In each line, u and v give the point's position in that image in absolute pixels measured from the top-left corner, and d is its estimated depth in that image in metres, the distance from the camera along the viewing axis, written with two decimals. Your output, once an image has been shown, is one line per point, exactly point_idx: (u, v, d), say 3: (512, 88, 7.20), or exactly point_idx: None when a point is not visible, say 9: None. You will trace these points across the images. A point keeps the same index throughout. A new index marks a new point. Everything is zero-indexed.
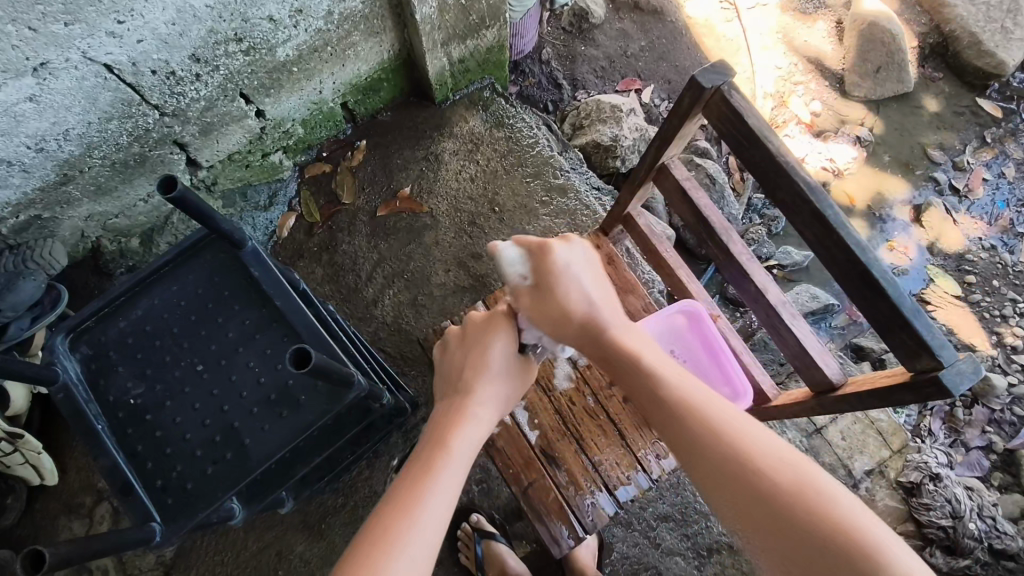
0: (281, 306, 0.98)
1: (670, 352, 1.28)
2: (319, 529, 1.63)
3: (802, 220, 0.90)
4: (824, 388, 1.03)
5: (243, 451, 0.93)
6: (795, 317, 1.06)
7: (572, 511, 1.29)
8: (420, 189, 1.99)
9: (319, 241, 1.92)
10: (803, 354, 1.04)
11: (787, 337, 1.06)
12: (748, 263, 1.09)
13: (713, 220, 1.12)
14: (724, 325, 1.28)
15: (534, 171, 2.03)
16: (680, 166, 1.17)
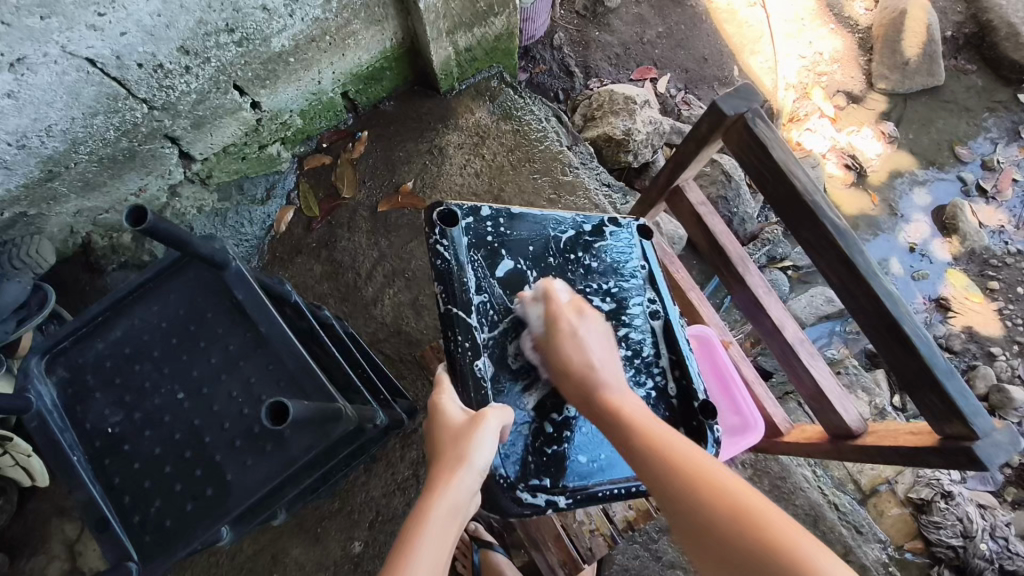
0: (266, 332, 0.92)
1: None
2: (315, 533, 1.62)
3: (825, 259, 0.83)
4: (841, 433, 0.94)
5: (226, 487, 0.87)
6: (813, 356, 1.00)
7: (569, 539, 1.24)
8: (423, 184, 1.92)
9: (318, 238, 1.87)
10: (819, 395, 0.97)
11: (804, 378, 0.99)
12: (764, 297, 1.02)
13: (728, 248, 1.06)
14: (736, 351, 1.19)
15: (542, 167, 1.95)
16: (697, 188, 1.10)
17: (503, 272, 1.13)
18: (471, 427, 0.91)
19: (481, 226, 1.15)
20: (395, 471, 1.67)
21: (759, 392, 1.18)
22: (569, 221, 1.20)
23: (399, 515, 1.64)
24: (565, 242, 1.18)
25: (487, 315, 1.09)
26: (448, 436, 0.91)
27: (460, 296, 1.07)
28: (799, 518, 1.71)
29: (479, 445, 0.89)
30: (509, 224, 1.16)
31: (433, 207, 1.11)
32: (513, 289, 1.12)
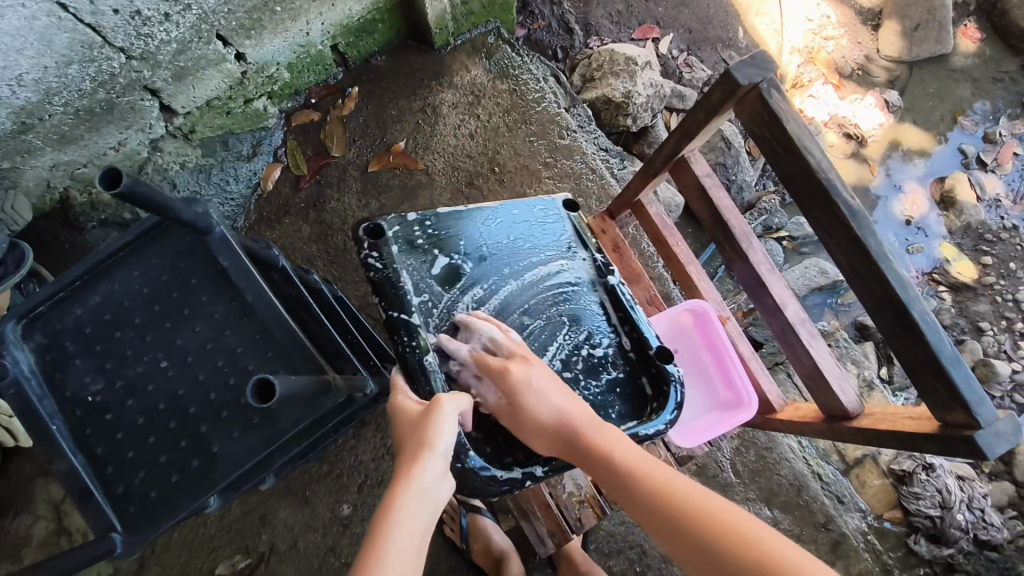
0: (252, 301, 0.89)
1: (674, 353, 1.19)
2: (304, 495, 1.64)
3: (835, 238, 0.81)
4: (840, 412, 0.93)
5: (212, 458, 0.85)
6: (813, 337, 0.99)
7: (558, 510, 1.24)
8: (415, 144, 1.86)
9: (307, 198, 1.81)
10: (815, 373, 0.96)
11: (801, 357, 0.98)
12: (766, 274, 0.99)
13: (733, 223, 1.02)
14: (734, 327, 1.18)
15: (538, 129, 1.89)
16: (702, 159, 1.06)
17: (440, 270, 1.12)
18: (431, 412, 0.91)
19: (410, 230, 1.14)
20: (384, 436, 1.68)
21: (752, 367, 1.16)
22: (495, 211, 1.20)
23: (388, 478, 1.66)
24: (495, 232, 1.18)
25: (430, 314, 1.08)
26: (409, 425, 0.92)
27: (399, 300, 1.07)
28: (782, 487, 1.74)
29: (440, 428, 0.89)
30: (435, 226, 1.15)
31: (361, 225, 1.11)
32: (452, 284, 1.12)
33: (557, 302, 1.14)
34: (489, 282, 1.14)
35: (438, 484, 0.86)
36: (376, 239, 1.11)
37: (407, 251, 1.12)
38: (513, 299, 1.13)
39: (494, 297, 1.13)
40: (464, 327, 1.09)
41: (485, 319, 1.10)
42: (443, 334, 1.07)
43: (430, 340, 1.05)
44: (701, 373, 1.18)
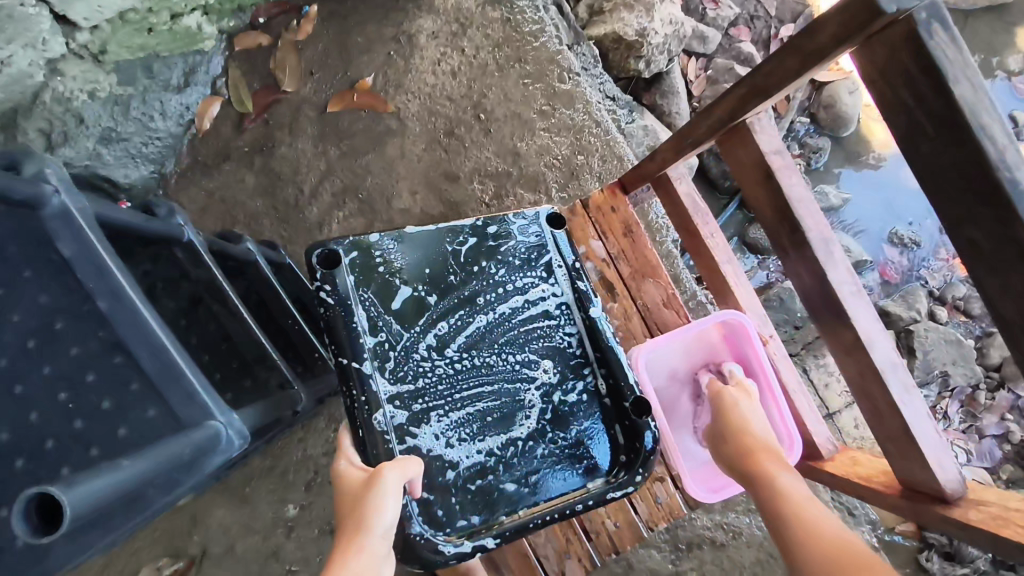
0: (106, 310, 0.62)
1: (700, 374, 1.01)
2: (242, 494, 1.39)
3: (992, 269, 0.59)
4: (928, 493, 0.73)
5: (40, 549, 0.55)
6: (907, 386, 0.76)
7: (538, 562, 1.04)
8: (385, 81, 1.54)
9: (252, 141, 1.50)
10: (905, 439, 0.74)
11: (888, 415, 0.76)
12: (851, 299, 0.77)
13: (808, 224, 0.78)
14: (775, 350, 1.00)
15: (535, 70, 1.57)
16: (769, 129, 0.82)
17: (401, 304, 0.89)
18: (366, 490, 0.72)
19: (369, 257, 0.90)
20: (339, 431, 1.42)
21: (798, 402, 0.97)
22: (468, 227, 0.94)
23: None
24: (465, 255, 0.93)
25: (385, 359, 0.87)
26: (345, 505, 0.73)
27: (351, 344, 0.85)
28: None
29: (376, 510, 0.70)
30: (398, 251, 0.91)
31: (311, 251, 0.87)
32: (415, 321, 0.89)
33: (530, 342, 0.92)
34: (457, 317, 0.91)
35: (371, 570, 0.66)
36: (316, 263, 0.87)
37: (360, 279, 0.89)
38: (482, 339, 0.90)
39: (462, 335, 0.90)
40: (424, 379, 0.87)
41: (446, 364, 0.88)
42: (398, 383, 0.87)
43: (382, 396, 0.85)
44: None
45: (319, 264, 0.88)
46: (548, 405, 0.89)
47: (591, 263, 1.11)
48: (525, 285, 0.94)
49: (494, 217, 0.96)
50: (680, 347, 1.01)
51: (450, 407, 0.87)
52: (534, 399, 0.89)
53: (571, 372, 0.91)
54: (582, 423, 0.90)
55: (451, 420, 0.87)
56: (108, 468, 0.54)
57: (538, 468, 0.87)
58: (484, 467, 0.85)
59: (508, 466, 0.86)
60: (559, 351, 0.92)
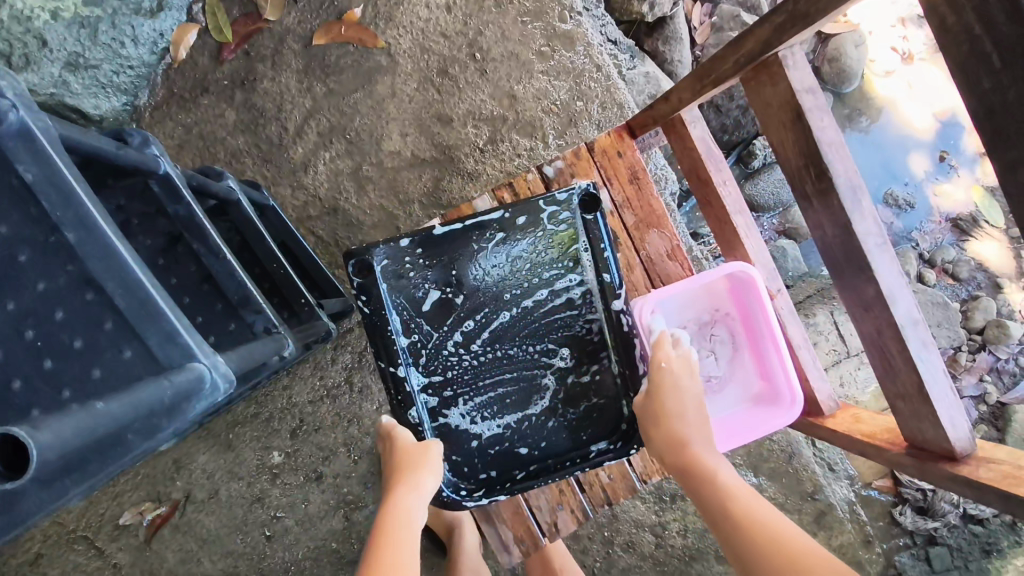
0: (74, 242, 0.56)
1: (700, 326, 1.00)
2: (226, 440, 1.36)
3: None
4: (936, 452, 0.72)
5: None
6: (925, 343, 0.74)
7: (528, 510, 1.03)
8: (375, 13, 1.44)
9: (232, 73, 1.41)
10: (916, 394, 0.74)
11: (902, 373, 0.75)
12: (874, 251, 0.74)
13: (837, 168, 0.74)
14: (782, 305, 0.97)
15: (534, 7, 1.48)
16: (803, 66, 0.76)
17: (431, 306, 0.87)
18: (419, 454, 0.82)
19: (400, 259, 0.86)
20: (325, 379, 1.38)
21: (802, 357, 0.96)
22: (496, 217, 0.87)
23: (327, 425, 1.37)
24: (493, 248, 0.87)
25: (418, 356, 0.87)
26: (397, 462, 0.83)
27: (390, 348, 0.86)
28: (773, 451, 1.58)
29: (433, 472, 0.81)
30: (430, 252, 0.87)
31: (347, 261, 0.84)
32: (443, 320, 0.88)
33: (551, 331, 0.88)
34: (482, 314, 0.88)
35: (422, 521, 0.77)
36: (351, 265, 0.84)
37: (393, 277, 0.86)
38: (506, 333, 0.88)
39: (487, 330, 0.88)
40: (451, 372, 0.88)
41: (472, 357, 0.88)
42: (429, 374, 0.88)
43: (415, 393, 0.87)
44: (735, 353, 0.99)
45: (359, 267, 0.85)
46: (564, 388, 0.88)
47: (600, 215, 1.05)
48: (555, 274, 0.88)
49: (524, 204, 0.87)
50: (683, 299, 0.98)
51: (473, 393, 0.88)
52: (550, 382, 0.88)
53: (590, 355, 0.88)
54: (593, 398, 0.88)
55: (469, 405, 0.88)
56: (78, 412, 0.50)
57: (549, 442, 0.88)
58: (497, 445, 0.88)
59: (522, 441, 0.88)
60: (579, 340, 0.88)
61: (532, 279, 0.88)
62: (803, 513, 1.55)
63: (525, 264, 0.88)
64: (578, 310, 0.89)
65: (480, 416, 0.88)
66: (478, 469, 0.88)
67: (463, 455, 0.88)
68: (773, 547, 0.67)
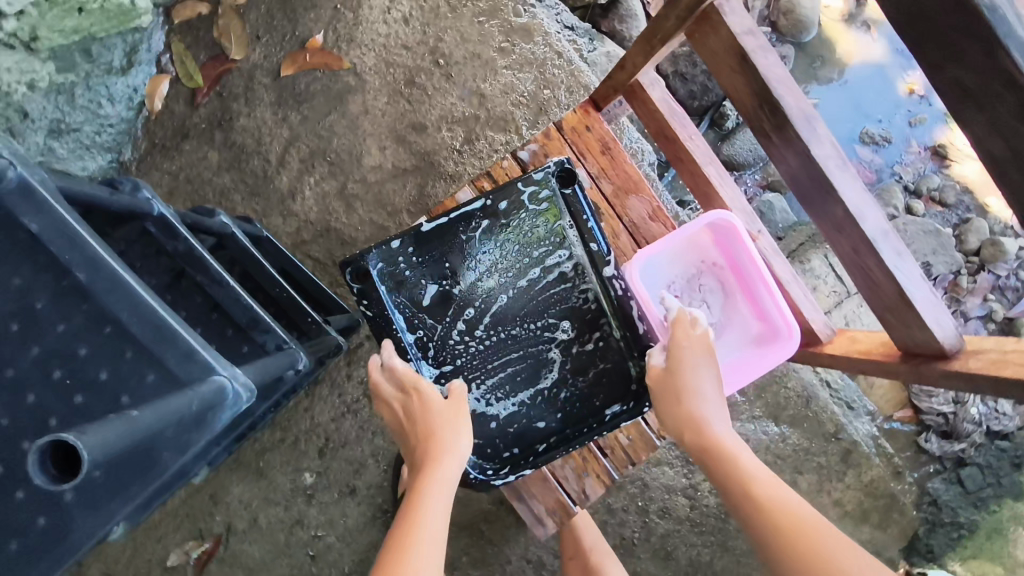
0: (87, 281, 0.59)
1: (691, 280, 1.02)
2: (257, 469, 1.40)
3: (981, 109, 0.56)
4: (928, 354, 0.75)
5: (64, 516, 0.55)
6: (899, 252, 0.77)
7: (555, 482, 1.06)
8: (336, 36, 1.48)
9: (208, 116, 1.45)
10: (900, 301, 0.76)
11: (884, 284, 0.78)
12: (836, 172, 0.77)
13: (788, 101, 0.78)
14: (766, 245, 1.01)
15: (488, 7, 1.52)
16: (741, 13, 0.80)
17: (430, 300, 0.91)
18: (445, 410, 0.83)
19: (393, 260, 0.89)
20: (343, 396, 1.42)
21: (793, 292, 1.00)
22: (479, 206, 0.90)
23: (353, 439, 1.40)
24: (481, 236, 0.91)
25: (426, 349, 0.91)
26: (420, 415, 0.83)
27: (397, 346, 0.89)
28: (790, 402, 1.59)
29: (463, 428, 0.82)
30: (422, 250, 0.90)
31: (343, 269, 0.87)
32: (444, 311, 0.91)
33: (550, 306, 0.92)
34: (480, 300, 0.91)
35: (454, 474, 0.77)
36: (346, 271, 0.87)
37: (389, 278, 0.89)
38: (506, 316, 0.91)
39: (487, 315, 0.91)
40: (460, 359, 0.91)
41: (477, 343, 0.91)
42: (440, 364, 0.91)
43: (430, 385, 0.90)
44: (727, 300, 1.02)
45: (357, 274, 0.88)
46: (570, 358, 0.91)
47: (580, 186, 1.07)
48: (545, 252, 0.91)
49: (503, 189, 0.90)
50: (671, 255, 1.01)
51: (485, 376, 0.91)
52: (556, 355, 0.91)
53: (591, 323, 0.92)
54: (600, 364, 0.92)
55: (484, 388, 0.91)
56: (115, 420, 0.53)
57: (564, 412, 0.91)
58: (513, 424, 0.92)
59: (538, 415, 0.92)
60: (577, 311, 0.91)
61: (523, 258, 0.92)
62: (829, 454, 1.58)
63: (513, 246, 0.91)
64: (572, 282, 0.92)
65: (495, 397, 0.91)
66: (501, 447, 0.92)
67: (485, 435, 0.91)
68: (783, 523, 0.68)
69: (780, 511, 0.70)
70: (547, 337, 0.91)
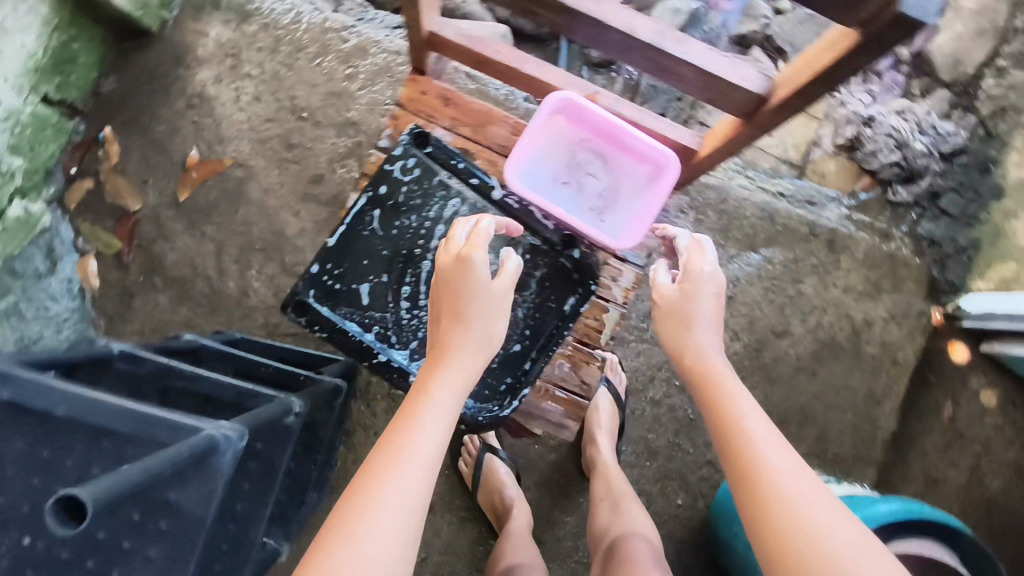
0: (67, 413, 0.70)
1: (576, 163, 1.26)
2: None
3: None
4: (755, 105, 0.96)
5: None
6: (682, 41, 0.97)
7: None
8: (208, 144, 1.59)
9: (141, 268, 1.56)
10: (707, 78, 0.96)
11: (686, 71, 0.98)
12: (604, 12, 0.95)
13: None
14: (609, 100, 1.22)
15: (318, 48, 1.62)
16: None
17: (369, 297, 1.13)
18: (474, 295, 0.92)
19: (323, 284, 1.12)
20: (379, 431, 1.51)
21: (653, 124, 1.21)
22: (366, 208, 1.14)
23: None
24: (379, 228, 1.14)
25: (389, 335, 1.12)
26: (452, 290, 0.92)
27: (360, 347, 1.12)
28: (758, 230, 1.69)
29: (483, 315, 0.91)
30: (339, 264, 1.12)
31: (287, 311, 1.10)
32: (385, 299, 1.13)
33: None
34: (409, 275, 1.14)
35: (471, 369, 0.88)
36: (285, 307, 1.09)
37: (327, 296, 1.11)
38: (435, 277, 1.14)
39: (420, 284, 1.13)
40: (419, 327, 1.13)
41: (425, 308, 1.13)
42: (406, 341, 1.13)
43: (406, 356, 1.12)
44: (609, 161, 1.26)
45: (303, 307, 1.11)
46: None
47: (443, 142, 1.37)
48: (434, 216, 1.15)
49: (378, 178, 1.16)
50: (545, 155, 1.26)
51: None
52: None
53: (497, 248, 1.15)
54: (522, 277, 1.15)
55: None
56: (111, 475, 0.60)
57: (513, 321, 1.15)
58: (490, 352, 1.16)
59: None
60: (483, 244, 1.15)
61: (422, 226, 1.16)
62: None
63: (409, 222, 1.16)
64: None
65: None
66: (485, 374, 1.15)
67: None
68: (738, 445, 0.80)
69: (748, 440, 0.80)
70: None
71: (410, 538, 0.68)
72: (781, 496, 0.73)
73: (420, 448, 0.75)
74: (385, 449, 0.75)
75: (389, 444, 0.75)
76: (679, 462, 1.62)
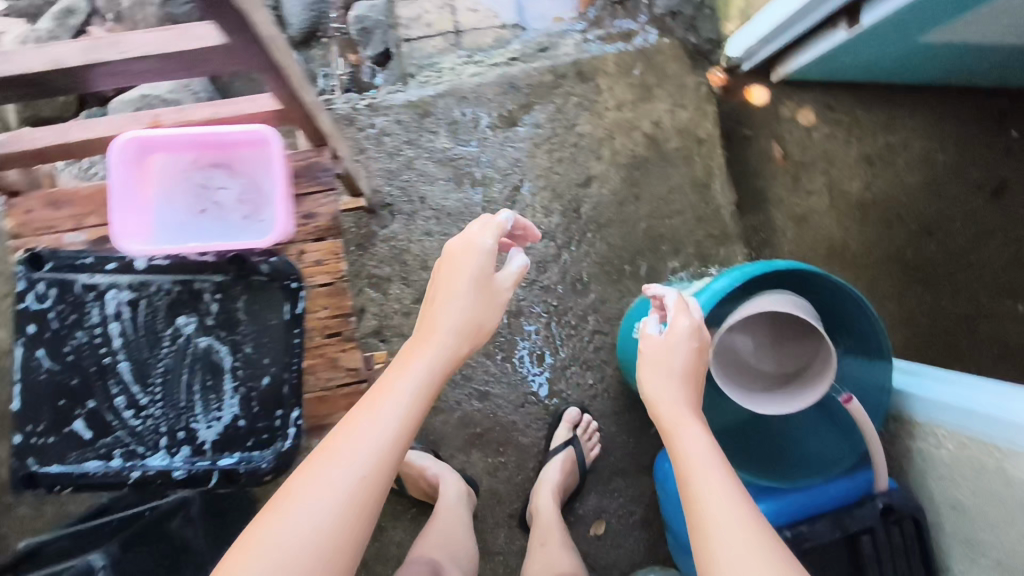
0: None
1: (200, 185, 1.25)
2: None
3: None
4: (229, 56, 0.89)
5: None
6: (115, 43, 0.91)
7: None
8: None
9: None
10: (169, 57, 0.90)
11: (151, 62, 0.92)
12: (33, 54, 0.94)
13: None
14: (173, 116, 1.22)
15: None
16: None
17: (88, 430, 1.17)
18: (456, 277, 0.96)
19: (37, 448, 1.16)
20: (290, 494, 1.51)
21: (224, 110, 1.19)
22: (26, 358, 1.16)
23: None
24: (55, 367, 1.17)
25: (136, 449, 1.18)
26: (445, 272, 0.97)
27: (112, 481, 1.16)
28: (511, 101, 1.63)
29: (460, 293, 0.95)
30: (43, 422, 1.17)
31: (21, 486, 1.16)
32: (108, 425, 1.18)
33: (149, 335, 1.19)
34: (115, 385, 1.18)
35: (450, 351, 0.93)
36: (26, 481, 1.16)
37: (51, 454, 1.16)
38: (138, 371, 1.19)
39: (132, 387, 1.18)
40: (155, 423, 1.18)
41: (151, 405, 1.18)
42: (153, 445, 1.18)
43: (166, 458, 1.18)
44: (222, 164, 1.25)
45: (43, 474, 1.16)
46: (204, 335, 1.20)
47: (80, 243, 1.31)
48: (99, 316, 1.18)
49: (22, 322, 1.16)
50: (166, 198, 1.24)
51: (184, 411, 1.19)
52: (193, 347, 1.20)
53: (182, 309, 1.20)
54: (231, 312, 1.20)
55: (193, 413, 1.18)
56: None
57: (237, 366, 1.19)
58: (246, 398, 1.19)
59: (231, 383, 1.19)
60: (167, 309, 1.19)
61: (98, 334, 1.18)
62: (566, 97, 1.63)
63: (82, 343, 1.18)
64: (136, 304, 1.19)
65: (208, 406, 1.19)
66: (253, 421, 1.18)
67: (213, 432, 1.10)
68: (691, 479, 0.85)
69: (693, 480, 0.84)
70: (183, 343, 1.19)
71: (358, 513, 0.77)
72: (712, 527, 0.78)
73: (379, 434, 0.81)
74: (349, 427, 0.82)
75: (351, 423, 0.83)
76: (567, 347, 1.64)
